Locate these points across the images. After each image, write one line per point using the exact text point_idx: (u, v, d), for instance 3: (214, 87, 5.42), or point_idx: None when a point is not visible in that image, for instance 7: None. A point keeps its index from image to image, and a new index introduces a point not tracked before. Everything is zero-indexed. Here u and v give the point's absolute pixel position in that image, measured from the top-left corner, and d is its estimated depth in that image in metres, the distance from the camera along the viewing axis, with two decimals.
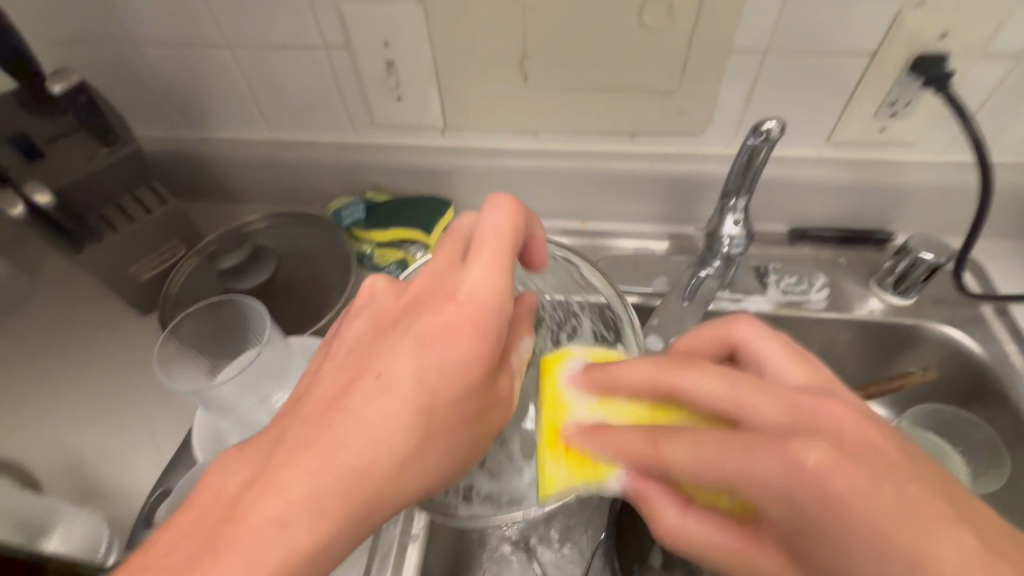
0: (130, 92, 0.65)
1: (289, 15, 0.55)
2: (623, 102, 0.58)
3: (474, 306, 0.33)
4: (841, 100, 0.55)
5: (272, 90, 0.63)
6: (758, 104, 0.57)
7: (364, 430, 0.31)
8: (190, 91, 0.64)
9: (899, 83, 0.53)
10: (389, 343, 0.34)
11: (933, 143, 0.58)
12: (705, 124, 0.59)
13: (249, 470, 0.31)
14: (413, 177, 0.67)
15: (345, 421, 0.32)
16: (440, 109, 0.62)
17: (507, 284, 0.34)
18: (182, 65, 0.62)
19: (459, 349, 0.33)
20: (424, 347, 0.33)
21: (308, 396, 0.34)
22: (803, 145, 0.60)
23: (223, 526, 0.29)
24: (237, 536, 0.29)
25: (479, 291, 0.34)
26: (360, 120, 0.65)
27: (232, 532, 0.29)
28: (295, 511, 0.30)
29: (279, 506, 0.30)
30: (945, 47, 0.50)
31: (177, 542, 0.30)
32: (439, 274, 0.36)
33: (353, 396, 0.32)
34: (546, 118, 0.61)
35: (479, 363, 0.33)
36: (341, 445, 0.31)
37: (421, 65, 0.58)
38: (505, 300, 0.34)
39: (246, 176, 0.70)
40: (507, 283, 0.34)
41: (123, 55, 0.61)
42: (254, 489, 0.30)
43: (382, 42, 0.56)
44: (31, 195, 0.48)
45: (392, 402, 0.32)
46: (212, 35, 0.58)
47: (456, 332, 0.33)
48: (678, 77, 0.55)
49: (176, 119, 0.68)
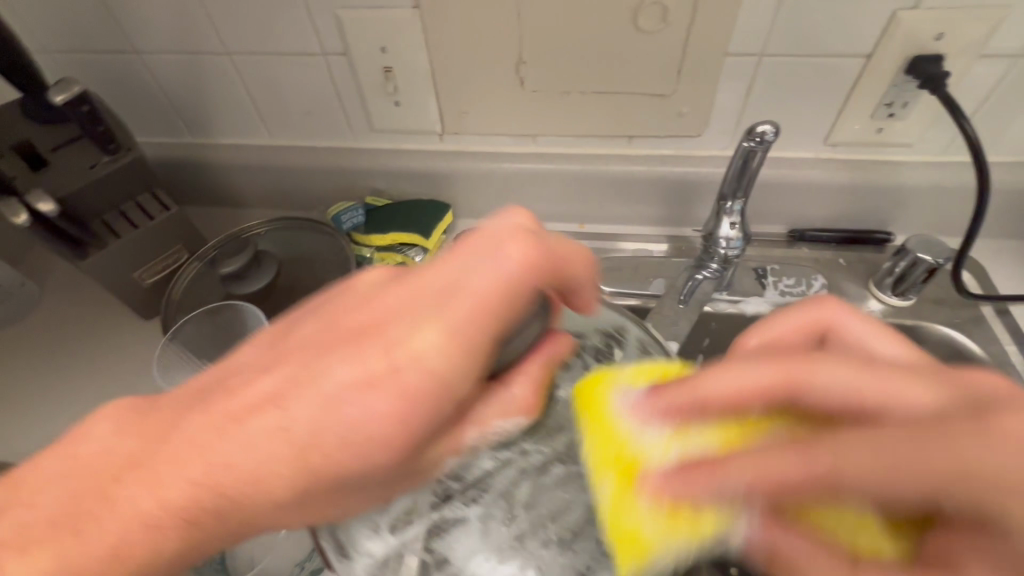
0: (132, 100, 0.66)
1: (288, 23, 0.56)
2: (619, 105, 0.58)
3: (417, 374, 0.29)
4: (838, 101, 0.55)
5: (272, 97, 0.64)
6: (754, 106, 0.57)
7: (241, 446, 0.29)
8: (191, 98, 0.65)
9: (895, 84, 0.53)
10: (325, 379, 0.30)
11: (931, 144, 0.58)
12: (702, 126, 0.59)
13: (134, 444, 0.31)
14: (412, 181, 0.68)
15: (231, 445, 0.29)
16: (437, 113, 0.62)
17: (466, 356, 0.30)
18: (183, 73, 0.62)
19: (381, 419, 0.29)
20: (337, 405, 0.29)
21: (229, 377, 0.33)
22: (801, 146, 0.60)
23: (99, 500, 0.30)
24: (104, 514, 0.30)
25: (428, 359, 0.29)
26: (359, 124, 0.65)
27: (104, 508, 0.30)
28: (159, 515, 0.29)
29: (148, 502, 0.30)
30: (941, 48, 0.50)
31: (48, 488, 0.31)
32: (401, 312, 0.31)
33: (251, 420, 0.30)
34: (543, 122, 0.61)
35: (397, 436, 0.29)
36: (222, 465, 0.29)
37: (418, 70, 0.58)
38: (454, 376, 0.30)
39: (247, 181, 0.71)
40: (466, 356, 0.30)
41: (125, 64, 0.62)
42: (133, 473, 0.30)
43: (380, 48, 0.57)
44: (34, 203, 0.48)
45: (281, 444, 0.29)
46: (212, 42, 0.59)
47: (383, 400, 0.29)
48: (674, 80, 0.55)
49: (178, 126, 0.68)
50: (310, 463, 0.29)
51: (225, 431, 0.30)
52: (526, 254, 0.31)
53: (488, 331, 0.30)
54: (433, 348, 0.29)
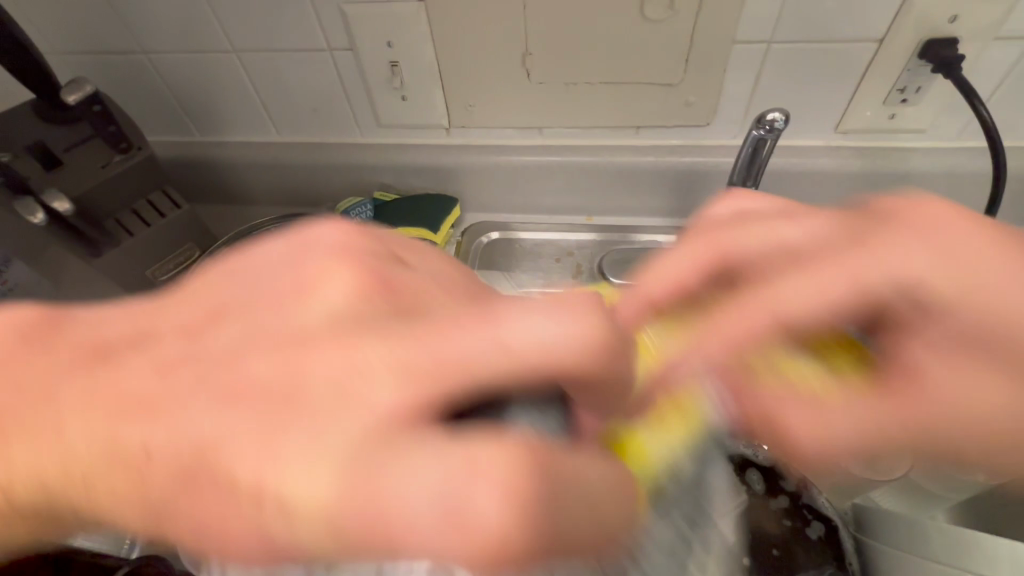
0: (142, 99, 0.67)
1: (294, 19, 0.56)
2: (626, 95, 0.58)
3: (320, 340, 0.21)
4: (849, 87, 0.55)
5: (278, 94, 0.64)
6: (763, 94, 0.56)
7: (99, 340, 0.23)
8: (200, 95, 0.65)
9: (908, 69, 0.52)
10: (233, 383, 0.20)
11: (946, 129, 0.57)
12: (710, 115, 0.59)
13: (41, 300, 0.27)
14: (419, 175, 0.68)
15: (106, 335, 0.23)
16: (444, 107, 0.62)
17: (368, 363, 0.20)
18: (192, 71, 0.63)
19: (250, 383, 0.20)
20: (227, 356, 0.21)
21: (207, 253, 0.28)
22: (812, 134, 0.59)
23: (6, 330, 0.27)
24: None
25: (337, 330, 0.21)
26: (366, 120, 0.65)
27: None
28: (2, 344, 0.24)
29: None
30: (955, 31, 0.49)
31: None
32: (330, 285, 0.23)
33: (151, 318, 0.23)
34: (550, 114, 0.61)
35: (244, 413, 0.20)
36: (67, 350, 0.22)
37: (425, 64, 0.58)
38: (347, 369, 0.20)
39: (255, 178, 0.72)
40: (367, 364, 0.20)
41: (135, 63, 0.63)
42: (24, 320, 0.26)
43: (386, 42, 0.57)
44: (51, 203, 0.49)
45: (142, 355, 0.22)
46: (220, 40, 0.59)
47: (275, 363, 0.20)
48: (681, 69, 0.55)
49: (187, 124, 0.69)
50: (291, 512, 0.18)
51: (96, 429, 0.20)
52: (565, 330, 0.21)
53: (417, 377, 0.20)
54: (390, 400, 0.19)
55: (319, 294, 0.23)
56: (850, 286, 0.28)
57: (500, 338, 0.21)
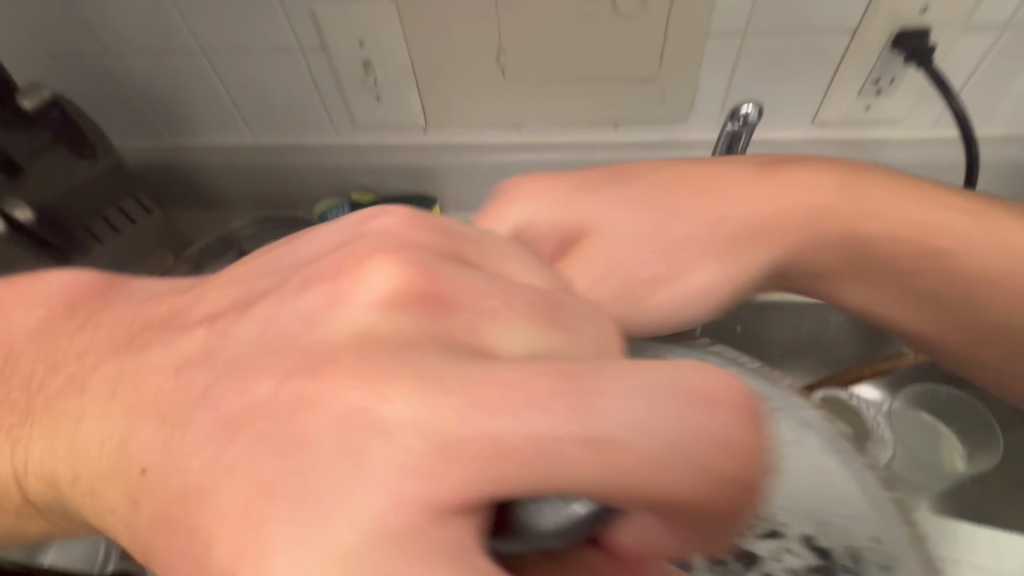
0: (111, 104, 0.65)
1: (264, 19, 0.55)
2: (603, 91, 0.57)
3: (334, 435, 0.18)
4: (825, 79, 0.54)
5: (251, 96, 0.63)
6: (740, 87, 0.56)
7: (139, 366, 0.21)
8: (170, 99, 0.64)
9: (882, 60, 0.52)
10: (240, 412, 0.19)
11: (921, 120, 0.57)
12: (688, 110, 0.58)
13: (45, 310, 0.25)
14: (398, 176, 0.67)
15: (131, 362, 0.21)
16: (420, 107, 0.62)
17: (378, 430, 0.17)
18: (160, 73, 0.61)
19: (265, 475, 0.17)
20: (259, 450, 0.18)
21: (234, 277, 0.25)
22: (790, 127, 0.59)
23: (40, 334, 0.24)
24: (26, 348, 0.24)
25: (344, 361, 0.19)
26: (341, 120, 0.64)
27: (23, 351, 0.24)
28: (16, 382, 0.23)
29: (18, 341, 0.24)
30: (927, 21, 0.49)
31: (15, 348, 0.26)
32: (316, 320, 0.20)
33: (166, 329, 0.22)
34: (527, 112, 0.60)
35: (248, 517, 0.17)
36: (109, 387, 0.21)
37: (398, 63, 0.57)
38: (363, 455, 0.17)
39: (230, 182, 0.70)
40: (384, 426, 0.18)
41: (101, 66, 0.61)
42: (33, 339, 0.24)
43: (358, 41, 0.56)
44: (12, 212, 0.48)
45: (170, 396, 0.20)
46: (187, 41, 0.58)
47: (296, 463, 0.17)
48: (657, 65, 0.54)
49: (159, 129, 0.68)
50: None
51: (111, 430, 0.20)
52: (665, 385, 0.18)
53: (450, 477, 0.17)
54: (410, 420, 0.17)
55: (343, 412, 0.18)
56: (645, 206, 0.35)
57: (598, 436, 0.17)
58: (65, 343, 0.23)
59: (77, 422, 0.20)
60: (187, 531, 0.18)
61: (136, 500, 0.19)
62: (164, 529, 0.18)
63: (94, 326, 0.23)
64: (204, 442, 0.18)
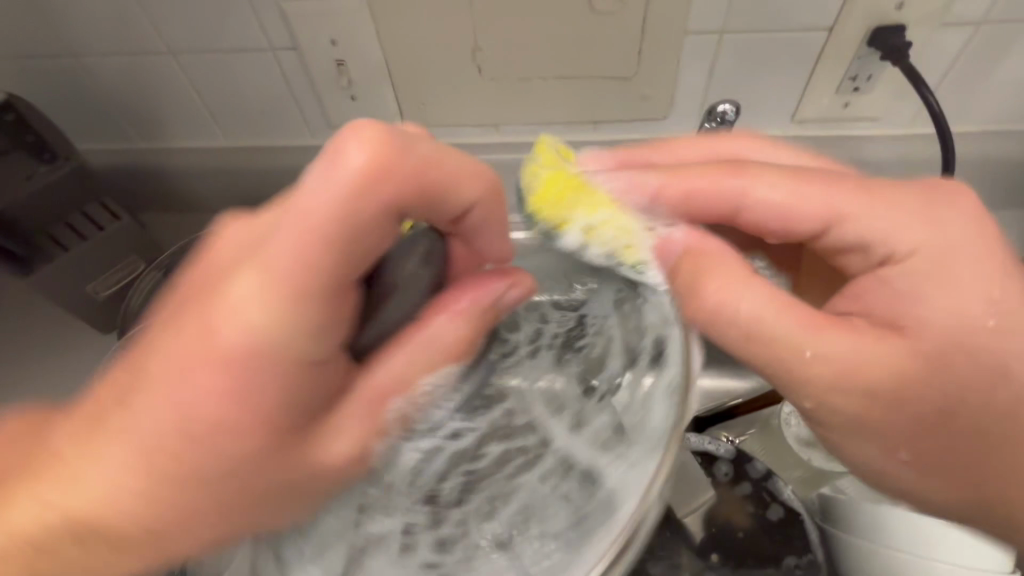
0: (77, 106, 0.63)
1: (232, 17, 0.54)
2: (581, 90, 0.56)
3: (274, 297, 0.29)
4: (803, 77, 0.54)
5: (222, 97, 0.61)
6: (718, 85, 0.56)
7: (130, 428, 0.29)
8: (138, 101, 0.62)
9: (858, 56, 0.52)
10: (210, 348, 0.29)
11: (899, 117, 0.57)
12: (667, 108, 0.58)
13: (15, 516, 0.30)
14: None
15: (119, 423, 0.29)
16: (396, 108, 0.60)
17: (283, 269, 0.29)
18: (126, 75, 0.60)
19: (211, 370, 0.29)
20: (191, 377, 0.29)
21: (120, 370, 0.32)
22: (769, 125, 0.59)
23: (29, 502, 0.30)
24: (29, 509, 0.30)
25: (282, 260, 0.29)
26: (317, 122, 0.63)
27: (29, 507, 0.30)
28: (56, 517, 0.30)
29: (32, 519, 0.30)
30: (903, 18, 0.49)
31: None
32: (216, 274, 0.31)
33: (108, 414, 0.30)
34: (505, 112, 0.60)
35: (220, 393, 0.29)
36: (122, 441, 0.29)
37: (372, 63, 0.56)
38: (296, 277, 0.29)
39: (204, 186, 0.68)
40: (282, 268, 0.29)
41: (65, 68, 0.59)
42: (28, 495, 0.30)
43: (330, 41, 0.54)
44: None
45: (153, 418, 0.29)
46: (154, 41, 0.56)
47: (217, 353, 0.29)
48: (635, 63, 0.54)
49: (128, 132, 0.66)
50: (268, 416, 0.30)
51: (130, 458, 0.29)
52: (261, 286, 0.29)
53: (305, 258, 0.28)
54: (261, 311, 0.28)
55: (235, 300, 0.29)
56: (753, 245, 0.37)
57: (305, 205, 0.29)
58: (53, 468, 0.30)
59: (96, 460, 0.30)
60: (223, 445, 0.29)
61: (179, 457, 0.29)
62: (211, 445, 0.29)
63: (54, 464, 0.30)
64: (185, 388, 0.29)
